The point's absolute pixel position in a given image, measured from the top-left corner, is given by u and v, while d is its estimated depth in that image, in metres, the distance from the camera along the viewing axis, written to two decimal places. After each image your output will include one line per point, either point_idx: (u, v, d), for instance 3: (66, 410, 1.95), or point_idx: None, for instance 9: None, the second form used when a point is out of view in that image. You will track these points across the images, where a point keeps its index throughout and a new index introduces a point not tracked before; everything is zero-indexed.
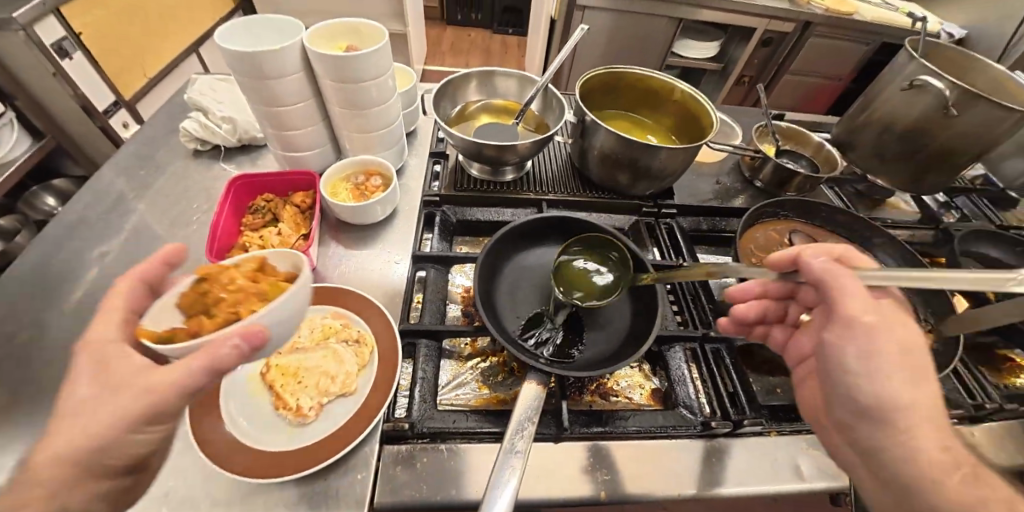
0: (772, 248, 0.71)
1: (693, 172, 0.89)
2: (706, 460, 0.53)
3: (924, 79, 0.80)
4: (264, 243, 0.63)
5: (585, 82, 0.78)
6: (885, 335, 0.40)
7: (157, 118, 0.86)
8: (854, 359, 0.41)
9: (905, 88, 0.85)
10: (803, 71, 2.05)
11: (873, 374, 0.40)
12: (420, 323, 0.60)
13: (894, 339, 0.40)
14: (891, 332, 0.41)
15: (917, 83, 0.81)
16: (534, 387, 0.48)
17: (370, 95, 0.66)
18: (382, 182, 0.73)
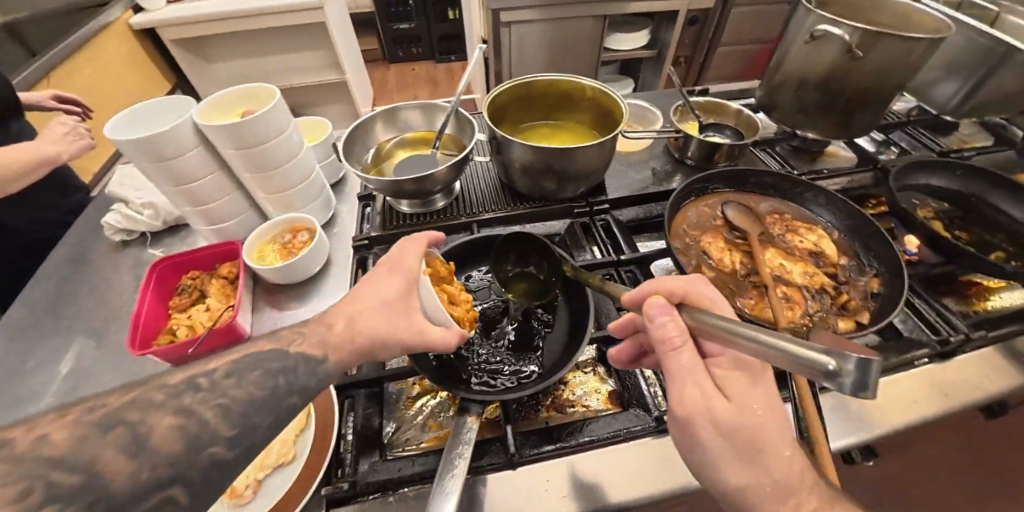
0: (705, 224, 0.71)
1: (622, 163, 0.89)
2: (667, 457, 0.51)
3: (824, 29, 0.81)
4: (192, 322, 0.62)
5: (495, 98, 0.78)
6: (706, 424, 0.38)
7: (85, 216, 0.86)
8: (686, 448, 0.41)
9: (809, 41, 0.86)
10: (734, 42, 2.09)
11: (703, 462, 0.39)
12: (359, 373, 0.59)
13: (714, 426, 0.38)
14: (710, 419, 0.38)
15: (817, 35, 0.82)
16: (465, 420, 0.47)
17: (276, 154, 0.67)
18: (309, 236, 0.72)
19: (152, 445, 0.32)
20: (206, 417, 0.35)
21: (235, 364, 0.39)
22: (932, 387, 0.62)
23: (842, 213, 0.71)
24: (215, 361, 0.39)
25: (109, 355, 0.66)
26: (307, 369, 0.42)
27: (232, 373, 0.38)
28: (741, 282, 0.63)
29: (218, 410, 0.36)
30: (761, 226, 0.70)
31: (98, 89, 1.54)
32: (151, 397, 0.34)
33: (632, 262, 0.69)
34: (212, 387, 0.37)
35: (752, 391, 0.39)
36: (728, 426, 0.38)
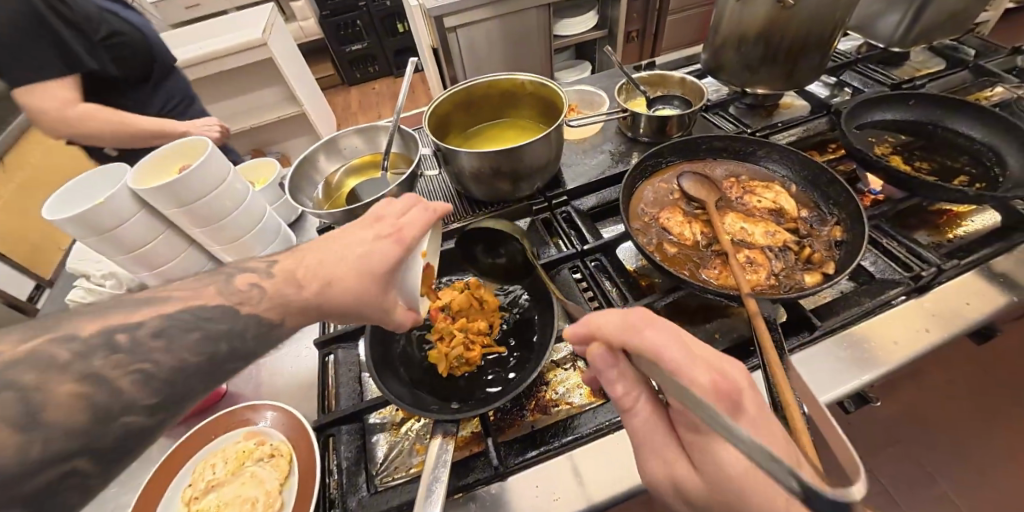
0: (663, 200, 0.70)
1: (577, 151, 0.88)
2: None
3: None
4: None
5: (436, 111, 0.77)
6: (677, 491, 0.38)
7: (52, 296, 0.85)
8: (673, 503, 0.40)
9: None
10: (682, 8, 2.08)
11: None
12: (338, 410, 0.59)
13: (682, 496, 0.37)
14: (680, 489, 0.37)
15: None
16: (440, 440, 0.46)
17: (220, 204, 0.66)
18: None
19: (45, 418, 0.29)
20: (120, 386, 0.33)
21: (168, 319, 0.37)
22: (914, 323, 0.62)
23: (797, 165, 0.71)
24: (145, 312, 0.37)
25: None
26: (257, 332, 0.42)
27: (163, 331, 0.36)
28: (705, 253, 0.62)
29: (140, 378, 0.34)
30: (718, 192, 0.69)
31: (54, 163, 1.53)
32: (58, 354, 0.32)
33: (596, 250, 0.69)
34: (134, 349, 0.35)
35: (721, 448, 0.35)
36: (699, 494, 0.36)
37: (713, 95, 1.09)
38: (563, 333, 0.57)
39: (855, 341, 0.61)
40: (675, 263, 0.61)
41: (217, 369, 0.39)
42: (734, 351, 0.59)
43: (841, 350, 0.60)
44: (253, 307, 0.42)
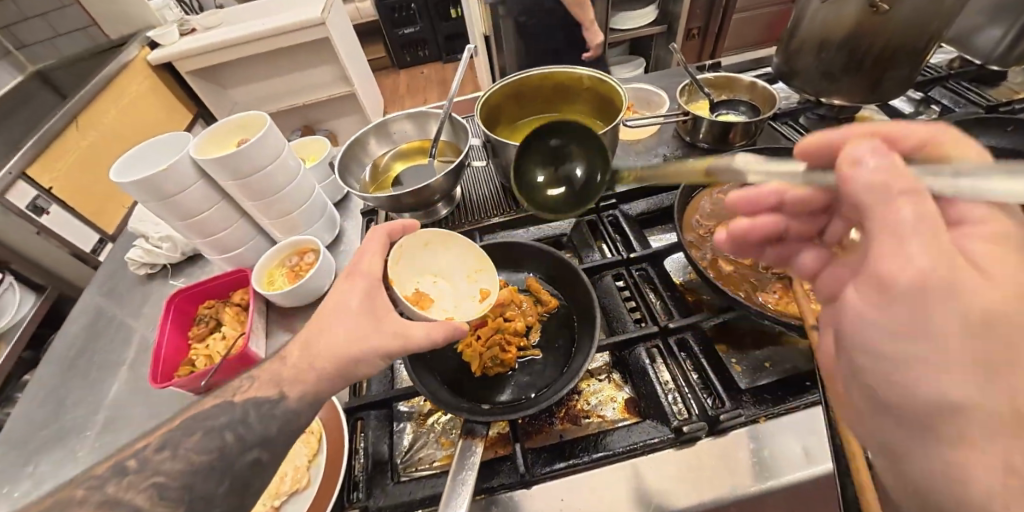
0: (720, 213, 0.66)
1: (629, 152, 0.84)
2: (690, 469, 0.48)
3: None
4: (209, 351, 0.64)
5: (488, 101, 0.76)
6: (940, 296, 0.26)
7: (116, 251, 0.91)
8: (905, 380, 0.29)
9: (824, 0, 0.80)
10: (751, 6, 1.96)
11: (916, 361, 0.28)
12: (370, 394, 0.59)
13: (959, 311, 0.26)
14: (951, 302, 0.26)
15: None
16: (469, 441, 0.45)
17: (273, 179, 0.67)
18: (315, 257, 0.73)
19: None
20: (141, 496, 0.35)
21: (169, 432, 0.39)
22: None
23: None
24: (148, 435, 0.39)
25: (138, 387, 0.70)
26: (260, 416, 0.42)
27: (165, 443, 0.39)
28: (764, 275, 0.58)
29: (156, 486, 0.36)
30: None
31: (126, 127, 1.64)
32: (76, 493, 0.35)
33: (642, 260, 0.65)
34: (143, 467, 0.37)
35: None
36: (987, 309, 0.26)
37: (782, 103, 1.01)
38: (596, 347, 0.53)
39: None
40: (727, 283, 0.57)
41: (235, 458, 0.40)
42: (784, 384, 0.55)
43: None
44: (243, 394, 0.43)
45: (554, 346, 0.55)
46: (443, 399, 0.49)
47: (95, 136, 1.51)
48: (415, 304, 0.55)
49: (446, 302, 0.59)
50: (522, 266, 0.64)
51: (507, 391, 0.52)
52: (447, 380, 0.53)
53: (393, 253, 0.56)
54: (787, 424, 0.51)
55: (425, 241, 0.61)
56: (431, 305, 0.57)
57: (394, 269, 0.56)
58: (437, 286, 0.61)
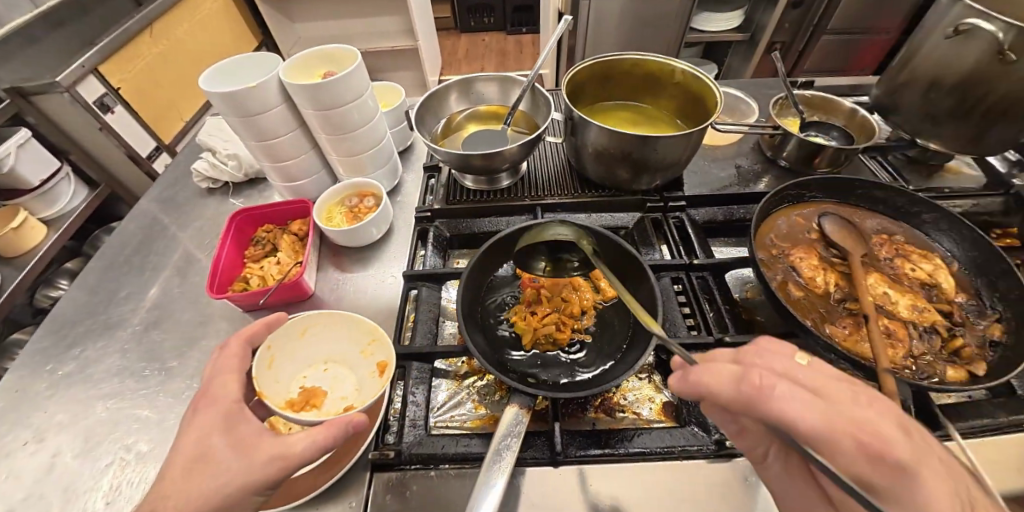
0: (798, 237, 0.64)
1: (705, 157, 0.81)
2: (726, 483, 0.48)
3: (971, 22, 0.69)
4: (263, 273, 0.65)
5: (574, 77, 0.74)
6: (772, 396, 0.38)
7: (179, 161, 0.93)
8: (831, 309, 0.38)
9: (951, 34, 0.72)
10: (843, 30, 1.84)
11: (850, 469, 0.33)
12: (412, 344, 0.59)
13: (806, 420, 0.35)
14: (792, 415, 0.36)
15: (962, 28, 0.70)
16: (515, 411, 0.45)
17: (351, 118, 0.67)
18: (375, 203, 0.73)
19: None
20: None
21: None
22: None
23: (967, 243, 0.61)
24: None
25: (186, 294, 0.72)
26: None
27: None
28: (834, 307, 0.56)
29: None
30: (864, 245, 0.62)
31: (195, 42, 1.66)
32: None
33: (704, 268, 0.63)
34: None
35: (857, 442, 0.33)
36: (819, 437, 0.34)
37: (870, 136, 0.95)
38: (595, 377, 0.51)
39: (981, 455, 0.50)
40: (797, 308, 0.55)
41: None
42: None
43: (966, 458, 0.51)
44: None
45: (601, 339, 0.54)
46: (494, 367, 0.49)
47: (166, 44, 1.53)
48: (303, 406, 0.53)
49: (342, 388, 0.56)
50: None
51: (551, 370, 0.51)
52: (493, 347, 0.53)
53: (260, 357, 0.52)
54: None
55: (301, 329, 0.56)
56: (324, 399, 0.54)
57: (265, 376, 0.52)
58: (328, 374, 0.57)
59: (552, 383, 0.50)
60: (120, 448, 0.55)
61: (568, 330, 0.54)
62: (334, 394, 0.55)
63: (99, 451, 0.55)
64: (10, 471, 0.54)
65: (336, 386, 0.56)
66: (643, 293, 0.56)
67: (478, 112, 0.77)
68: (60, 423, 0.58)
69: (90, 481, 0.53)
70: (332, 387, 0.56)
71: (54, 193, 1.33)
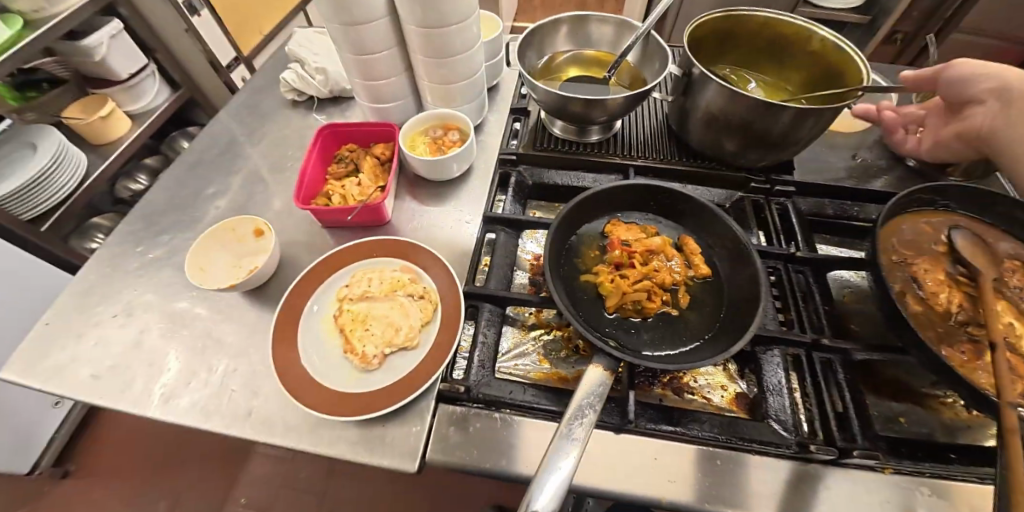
0: (922, 246, 0.57)
1: (820, 144, 0.73)
2: (799, 486, 0.45)
3: None
4: (345, 192, 0.65)
5: (697, 29, 0.66)
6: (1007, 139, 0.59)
7: (266, 69, 0.93)
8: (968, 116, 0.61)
9: None
10: (980, 28, 1.59)
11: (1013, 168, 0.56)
12: (485, 287, 0.58)
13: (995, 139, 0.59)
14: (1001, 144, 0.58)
15: None
16: (599, 372, 0.44)
17: (453, 43, 0.63)
18: (460, 138, 0.70)
19: None
20: None
21: None
22: None
23: None
24: None
25: (265, 202, 0.73)
26: None
27: None
28: (953, 329, 0.50)
29: None
30: (999, 268, 0.55)
31: None
32: None
33: (806, 263, 0.58)
34: None
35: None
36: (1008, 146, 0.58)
37: None
38: (675, 351, 0.49)
39: None
40: (913, 322, 0.50)
41: None
42: (922, 445, 0.49)
43: None
44: None
45: (687, 315, 0.51)
46: (578, 322, 0.47)
47: None
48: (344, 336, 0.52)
49: (378, 307, 0.55)
50: (676, 221, 0.59)
51: (631, 338, 0.49)
52: (574, 302, 0.51)
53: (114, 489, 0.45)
54: (920, 489, 0.46)
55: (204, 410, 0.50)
56: (370, 320, 0.54)
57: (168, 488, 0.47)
58: (362, 293, 0.56)
59: (633, 349, 0.48)
60: (201, 336, 0.58)
61: (651, 300, 0.51)
62: (364, 311, 0.54)
63: (182, 333, 0.59)
64: (105, 337, 0.59)
65: (372, 305, 0.55)
66: (742, 275, 0.51)
67: (585, 55, 0.71)
68: (149, 302, 0.62)
69: (173, 360, 0.56)
70: (368, 303, 0.55)
71: (138, 89, 1.37)
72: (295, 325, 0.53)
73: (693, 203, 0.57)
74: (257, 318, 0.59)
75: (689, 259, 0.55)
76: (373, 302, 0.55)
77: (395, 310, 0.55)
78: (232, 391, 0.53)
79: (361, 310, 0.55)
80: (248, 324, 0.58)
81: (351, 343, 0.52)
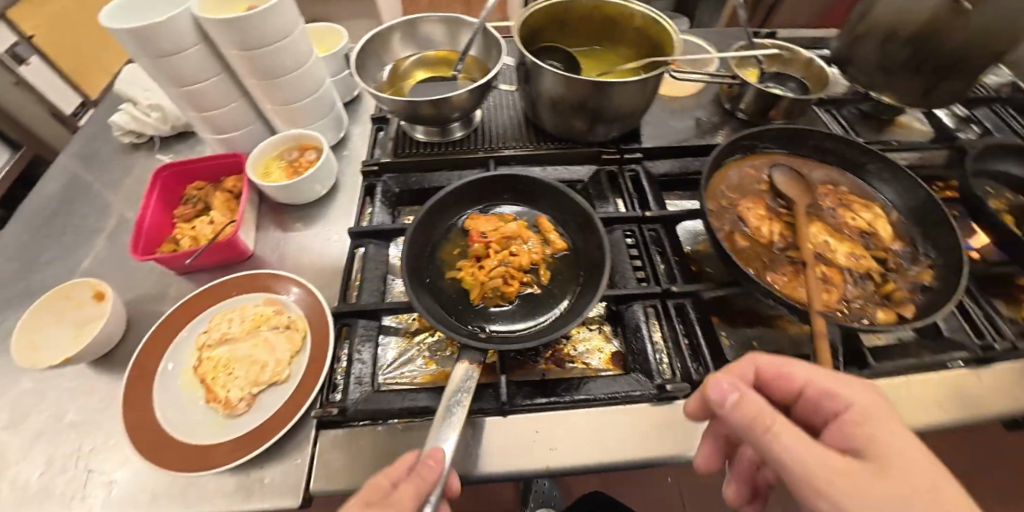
0: (747, 188, 0.63)
1: (663, 109, 0.79)
2: (665, 425, 0.50)
3: None
4: (195, 234, 0.61)
5: (529, 19, 0.69)
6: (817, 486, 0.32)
7: (100, 114, 0.84)
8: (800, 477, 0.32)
9: None
10: None
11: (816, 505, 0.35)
12: (358, 302, 0.57)
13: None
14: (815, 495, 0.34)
15: None
16: (464, 366, 0.44)
17: (282, 60, 0.61)
18: (316, 157, 0.68)
19: None
20: None
21: None
22: (986, 399, 0.53)
23: (908, 193, 0.60)
24: None
25: (114, 259, 0.66)
26: None
27: None
28: (776, 256, 0.57)
29: None
30: (812, 195, 0.62)
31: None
32: None
33: (656, 220, 0.63)
34: None
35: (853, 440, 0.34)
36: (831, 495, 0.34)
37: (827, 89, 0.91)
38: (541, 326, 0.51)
39: (906, 393, 0.52)
40: (739, 258, 0.55)
41: None
42: None
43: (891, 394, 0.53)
44: None
45: (549, 287, 0.54)
46: (438, 320, 0.48)
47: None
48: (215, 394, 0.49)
49: (240, 347, 0.52)
50: (532, 203, 0.62)
51: (497, 323, 0.51)
52: (440, 302, 0.52)
53: None
54: None
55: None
56: (234, 362, 0.51)
57: None
58: (223, 336, 0.53)
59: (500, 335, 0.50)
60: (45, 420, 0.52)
61: (513, 281, 0.53)
62: (226, 354, 0.51)
63: (21, 421, 0.51)
64: None
65: (235, 347, 0.52)
66: (591, 242, 0.55)
67: (428, 57, 0.72)
68: None
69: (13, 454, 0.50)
70: (231, 345, 0.52)
71: None
72: (148, 386, 0.49)
73: (542, 184, 0.59)
74: (112, 386, 0.54)
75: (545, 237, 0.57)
76: (236, 343, 0.53)
77: (261, 346, 0.52)
78: (86, 472, 0.48)
79: (223, 355, 0.52)
80: (100, 395, 0.53)
81: (213, 389, 0.49)
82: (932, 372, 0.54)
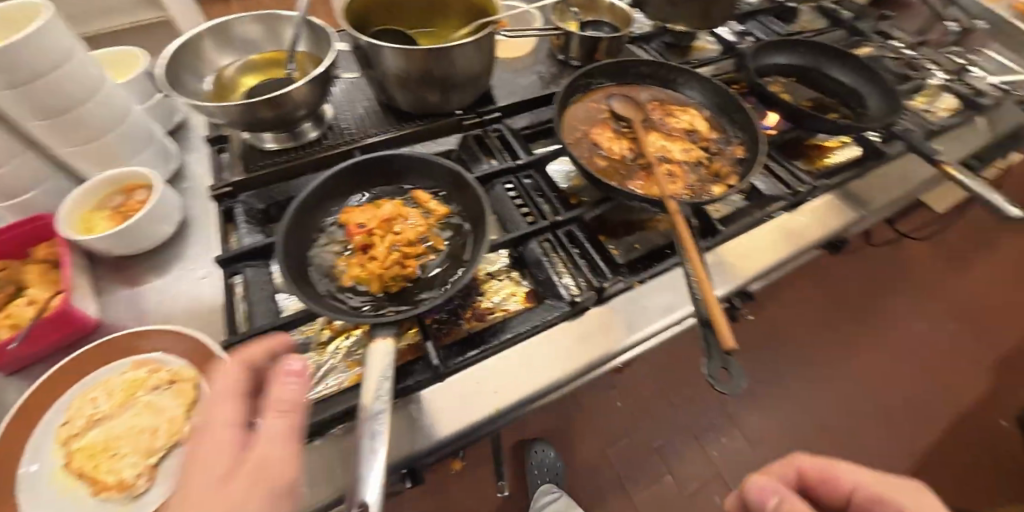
0: (594, 118, 0.72)
1: (508, 70, 0.84)
2: (586, 333, 0.55)
3: None
4: (10, 320, 0.49)
5: (350, 3, 0.69)
6: None
7: None
8: None
9: None
10: None
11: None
12: (253, 328, 0.52)
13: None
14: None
15: None
16: (383, 344, 0.43)
17: (65, 90, 0.50)
18: (149, 195, 0.59)
19: None
20: None
21: None
22: (801, 230, 0.69)
23: (710, 92, 0.74)
24: None
25: None
26: None
27: None
28: (631, 167, 0.65)
29: None
30: (644, 112, 0.72)
31: None
32: None
33: (528, 166, 0.68)
34: None
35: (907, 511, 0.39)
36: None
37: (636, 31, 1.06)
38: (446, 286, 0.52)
39: (750, 244, 0.66)
40: (603, 175, 0.63)
41: None
42: (650, 254, 0.65)
43: (741, 247, 0.65)
44: None
45: (444, 251, 0.55)
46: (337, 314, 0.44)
47: None
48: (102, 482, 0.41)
49: (117, 423, 0.44)
50: (407, 180, 0.62)
51: (402, 301, 0.50)
52: (338, 300, 0.49)
53: None
54: (657, 284, 0.61)
55: None
56: (117, 441, 0.43)
57: None
58: (89, 418, 0.44)
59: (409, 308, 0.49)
60: None
61: (406, 256, 0.53)
62: (101, 435, 0.43)
63: None
64: None
65: (111, 423, 0.44)
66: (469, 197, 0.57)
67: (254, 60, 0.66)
68: None
69: None
70: (105, 423, 0.44)
71: None
72: None
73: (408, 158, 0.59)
74: None
75: (427, 208, 0.58)
76: (112, 418, 0.45)
77: (147, 411, 0.45)
78: None
79: (98, 437, 0.43)
80: None
81: (99, 478, 0.41)
82: (764, 221, 0.68)
